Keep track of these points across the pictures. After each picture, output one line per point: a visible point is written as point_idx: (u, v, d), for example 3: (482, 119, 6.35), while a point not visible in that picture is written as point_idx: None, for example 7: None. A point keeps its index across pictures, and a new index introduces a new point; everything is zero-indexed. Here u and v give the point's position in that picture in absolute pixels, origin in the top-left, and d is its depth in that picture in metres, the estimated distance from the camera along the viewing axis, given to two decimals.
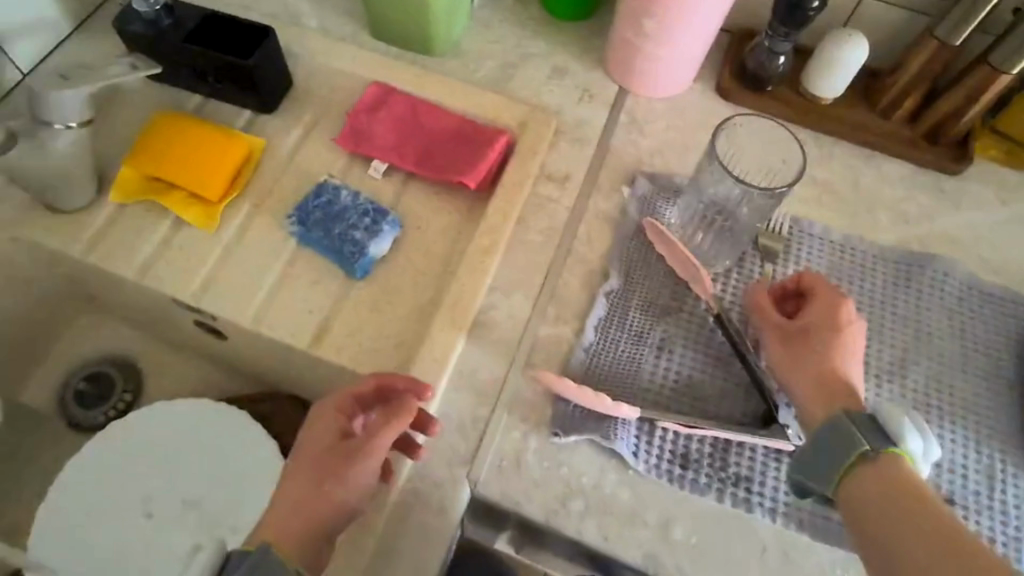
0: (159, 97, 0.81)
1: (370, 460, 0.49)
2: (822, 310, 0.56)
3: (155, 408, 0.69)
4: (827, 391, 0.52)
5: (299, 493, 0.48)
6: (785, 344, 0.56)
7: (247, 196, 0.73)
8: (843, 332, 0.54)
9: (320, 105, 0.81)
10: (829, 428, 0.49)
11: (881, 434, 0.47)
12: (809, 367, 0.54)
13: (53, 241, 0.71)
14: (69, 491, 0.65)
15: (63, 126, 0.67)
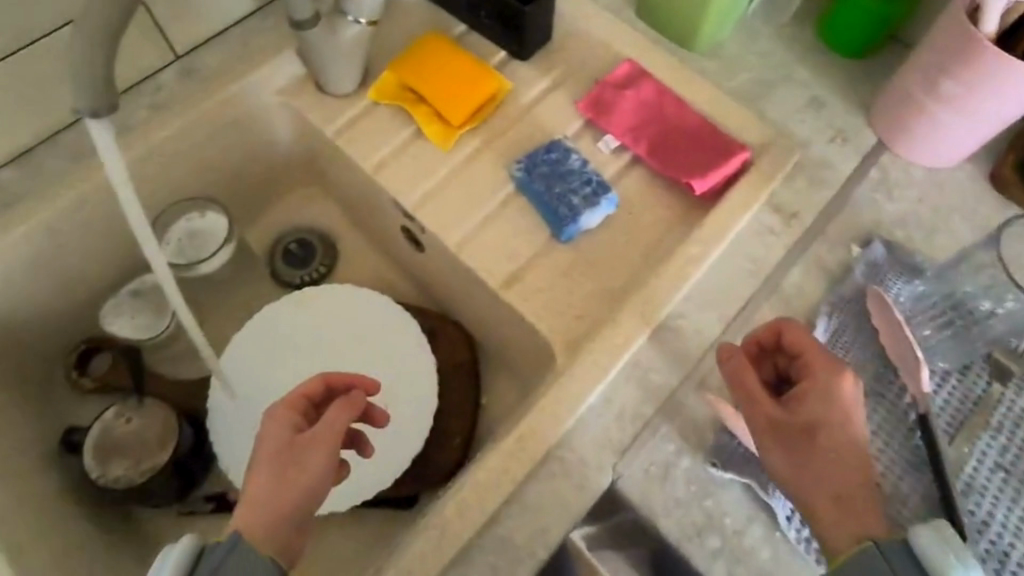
0: (430, 13, 0.85)
1: (316, 451, 0.51)
2: (817, 395, 0.50)
3: (343, 288, 0.77)
4: (848, 507, 0.47)
5: (261, 490, 0.49)
6: (778, 432, 0.51)
7: (482, 129, 0.77)
8: (845, 431, 0.49)
9: (569, 67, 0.82)
10: (862, 569, 0.43)
11: (913, 569, 0.42)
12: (818, 472, 0.48)
13: (312, 116, 0.79)
14: (258, 332, 0.75)
15: (355, 21, 0.73)
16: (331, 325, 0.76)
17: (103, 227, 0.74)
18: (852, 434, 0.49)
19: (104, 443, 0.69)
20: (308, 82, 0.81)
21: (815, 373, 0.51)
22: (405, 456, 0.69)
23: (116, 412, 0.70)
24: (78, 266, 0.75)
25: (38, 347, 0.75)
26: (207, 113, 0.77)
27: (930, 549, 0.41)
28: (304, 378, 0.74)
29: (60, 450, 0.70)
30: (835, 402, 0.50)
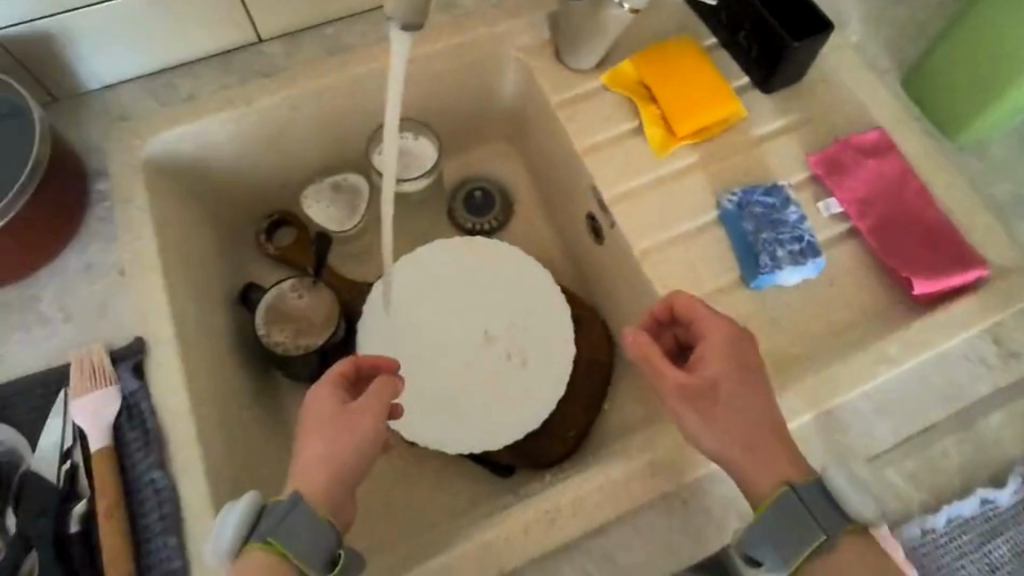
0: (684, 13, 0.81)
1: (359, 422, 0.53)
2: (720, 350, 0.52)
3: (509, 250, 0.80)
4: (747, 441, 0.49)
5: (317, 461, 0.51)
6: (709, 403, 0.50)
7: (702, 147, 0.74)
8: (743, 391, 0.51)
9: (813, 112, 0.75)
10: (782, 509, 0.46)
11: (829, 508, 0.46)
12: (726, 426, 0.50)
13: (542, 82, 0.80)
14: (424, 265, 0.80)
15: (620, 5, 0.70)
16: (488, 281, 0.79)
17: (333, 121, 0.80)
18: (744, 370, 0.51)
19: (275, 308, 0.77)
20: (549, 47, 0.81)
21: (703, 317, 0.53)
22: (519, 428, 0.73)
23: (293, 285, 0.77)
24: (299, 147, 0.82)
25: (242, 203, 0.84)
26: (454, 47, 0.79)
27: (838, 485, 0.47)
28: (448, 321, 0.78)
29: (237, 297, 0.79)
30: (723, 335, 0.52)
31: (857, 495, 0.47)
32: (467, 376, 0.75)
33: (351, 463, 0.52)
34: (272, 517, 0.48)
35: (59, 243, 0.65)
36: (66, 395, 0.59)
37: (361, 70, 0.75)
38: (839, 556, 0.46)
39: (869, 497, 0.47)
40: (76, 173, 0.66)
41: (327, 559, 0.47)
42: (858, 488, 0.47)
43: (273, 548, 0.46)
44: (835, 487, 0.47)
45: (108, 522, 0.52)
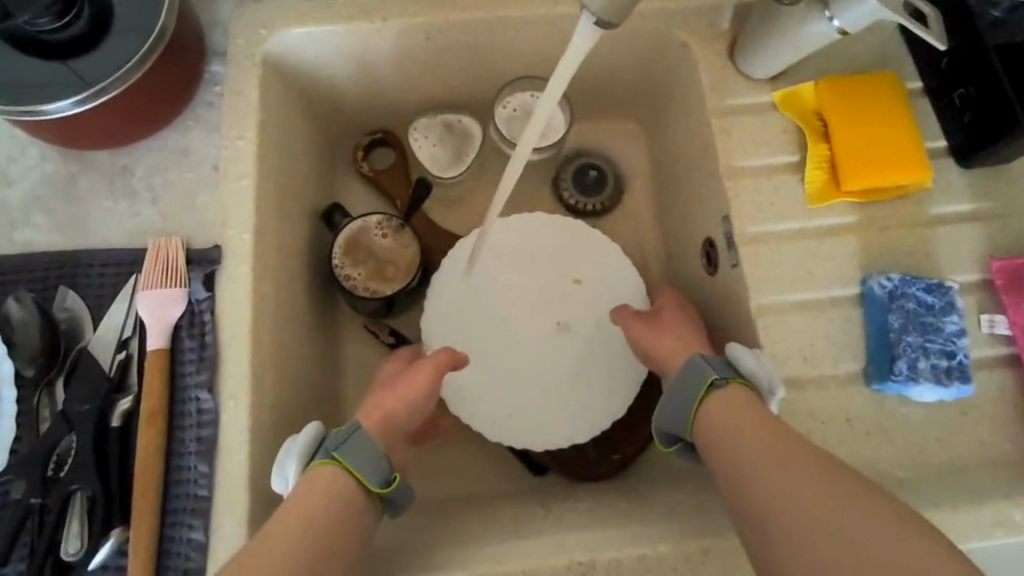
0: (894, 42, 0.68)
1: (419, 375, 0.59)
2: (670, 300, 0.67)
3: (612, 250, 0.74)
4: (677, 335, 0.63)
5: (379, 405, 0.57)
6: (652, 320, 0.66)
7: (867, 208, 0.63)
8: (680, 314, 0.65)
9: (1008, 206, 0.63)
10: (689, 368, 0.55)
11: (727, 367, 0.54)
12: (664, 328, 0.64)
13: (705, 78, 0.69)
14: (520, 236, 0.75)
15: (829, 20, 0.59)
16: (580, 273, 0.74)
17: (462, 57, 0.72)
18: (684, 309, 0.66)
19: (356, 241, 0.73)
20: (726, 40, 0.69)
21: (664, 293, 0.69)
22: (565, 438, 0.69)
23: (379, 222, 0.74)
24: (422, 76, 0.75)
25: (348, 117, 0.79)
26: None
27: (738, 353, 0.54)
28: (526, 302, 0.73)
29: (321, 215, 0.75)
30: (679, 302, 0.67)
31: (751, 358, 0.54)
32: (529, 366, 0.71)
33: (401, 413, 0.57)
34: (335, 438, 0.51)
35: (163, 120, 0.62)
36: (136, 281, 0.57)
37: (513, 14, 0.67)
38: (728, 396, 0.52)
39: (755, 362, 0.54)
40: (195, 51, 0.61)
41: (384, 478, 0.51)
42: (755, 358, 0.54)
43: (339, 463, 0.50)
44: (739, 356, 0.54)
45: (147, 430, 0.52)
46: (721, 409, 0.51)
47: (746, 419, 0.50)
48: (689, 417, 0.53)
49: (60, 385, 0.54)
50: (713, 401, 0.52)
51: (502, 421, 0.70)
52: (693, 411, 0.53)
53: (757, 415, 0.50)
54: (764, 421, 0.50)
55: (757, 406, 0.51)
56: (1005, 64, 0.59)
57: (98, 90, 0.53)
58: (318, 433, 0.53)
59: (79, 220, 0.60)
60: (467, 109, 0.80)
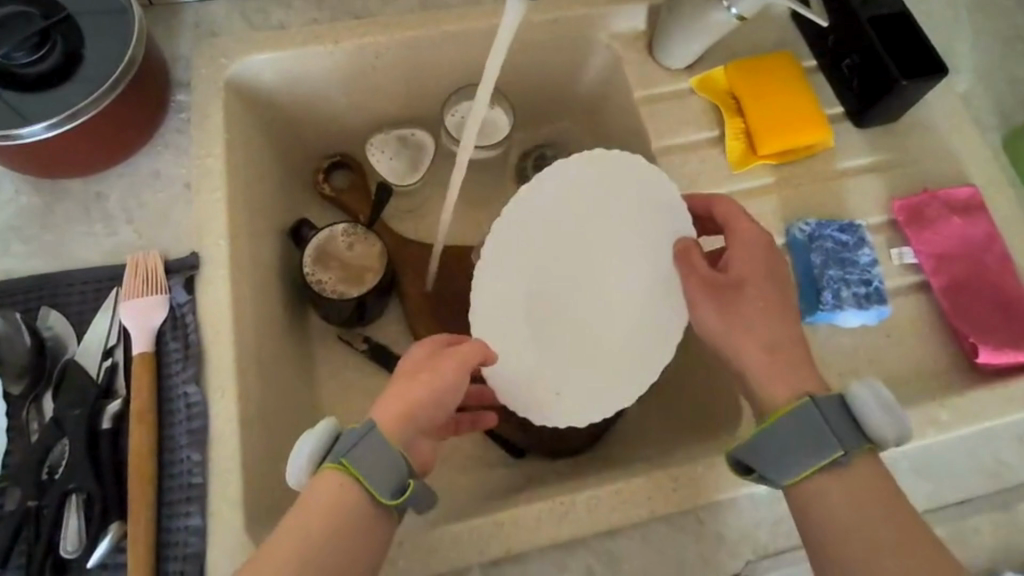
0: (787, 30, 0.78)
1: (446, 367, 0.50)
2: (756, 260, 0.54)
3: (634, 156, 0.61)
4: (770, 344, 0.51)
5: (396, 408, 0.48)
6: (732, 299, 0.53)
7: (782, 170, 0.71)
8: (769, 299, 0.53)
9: (902, 156, 0.72)
10: (806, 422, 0.47)
11: (847, 425, 0.47)
12: (745, 320, 0.52)
13: (629, 73, 0.77)
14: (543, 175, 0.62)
15: (727, 9, 0.67)
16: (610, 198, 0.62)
17: (411, 73, 0.79)
18: (774, 278, 0.54)
19: (324, 250, 0.77)
20: (644, 39, 0.78)
21: (738, 222, 0.57)
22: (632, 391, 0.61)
23: (345, 230, 0.78)
24: (376, 95, 0.81)
25: (310, 140, 0.84)
26: (550, 22, 0.76)
27: (860, 398, 0.48)
28: (555, 255, 0.62)
29: (288, 232, 0.79)
30: (768, 252, 0.55)
31: (872, 404, 0.48)
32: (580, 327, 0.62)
33: (429, 411, 0.49)
34: (348, 438, 0.46)
35: (135, 147, 0.66)
36: (117, 293, 0.60)
37: (454, 27, 0.74)
38: (843, 472, 0.47)
39: (890, 418, 0.47)
40: (162, 82, 0.66)
41: (398, 487, 0.45)
42: (883, 411, 0.47)
43: (347, 470, 0.45)
44: (862, 406, 0.47)
45: (138, 426, 0.54)
46: (837, 491, 0.46)
47: (866, 512, 0.45)
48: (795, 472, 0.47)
49: (48, 397, 0.56)
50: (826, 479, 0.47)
51: (559, 399, 0.60)
52: (806, 470, 0.47)
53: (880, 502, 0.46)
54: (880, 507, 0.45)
55: (880, 485, 0.46)
56: (877, 33, 0.69)
57: (70, 115, 0.57)
58: (333, 431, 0.47)
59: (57, 246, 0.63)
60: (419, 123, 0.86)
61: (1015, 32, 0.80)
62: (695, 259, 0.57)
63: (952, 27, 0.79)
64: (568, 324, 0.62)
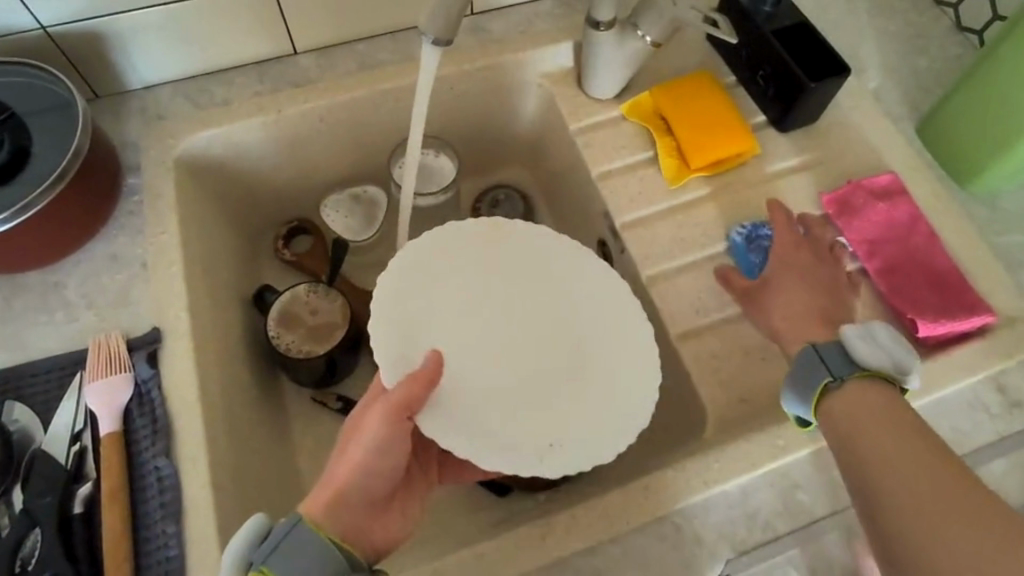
0: (704, 51, 0.84)
1: (370, 422, 0.51)
2: (784, 257, 0.63)
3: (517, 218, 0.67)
4: (790, 314, 0.59)
5: (330, 478, 0.50)
6: (759, 294, 0.63)
7: (716, 179, 0.75)
8: (796, 279, 0.61)
9: (825, 154, 0.77)
10: (804, 362, 0.52)
11: (841, 360, 0.51)
12: (772, 301, 0.61)
13: (563, 107, 0.81)
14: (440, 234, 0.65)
15: (642, 38, 0.72)
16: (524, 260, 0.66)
17: (355, 131, 0.82)
18: (801, 271, 0.62)
19: (287, 310, 0.78)
20: (573, 75, 0.82)
21: (782, 231, 0.65)
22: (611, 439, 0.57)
23: (307, 289, 0.79)
24: (325, 156, 0.84)
25: (267, 207, 0.87)
26: (482, 68, 0.81)
27: (852, 340, 0.52)
28: (480, 310, 0.63)
29: (253, 299, 0.80)
30: (804, 250, 0.63)
31: (861, 341, 0.52)
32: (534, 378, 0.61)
33: (360, 485, 0.50)
34: (270, 541, 0.45)
35: (90, 233, 0.68)
36: (81, 378, 0.61)
37: (390, 85, 0.77)
38: (852, 393, 0.49)
39: (890, 350, 0.51)
40: (112, 168, 0.68)
41: None
42: (889, 346, 0.52)
43: None
44: (852, 343, 0.51)
45: (110, 507, 0.54)
46: (843, 408, 0.49)
47: (873, 421, 0.47)
48: (808, 400, 0.51)
49: (17, 491, 0.55)
50: (834, 400, 0.50)
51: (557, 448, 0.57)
52: (810, 399, 0.51)
53: (888, 409, 0.48)
54: (892, 416, 0.47)
55: (884, 398, 0.48)
56: (783, 43, 0.73)
57: (21, 208, 0.59)
58: (263, 525, 0.46)
59: (18, 338, 0.64)
60: (371, 178, 0.89)
61: (915, 26, 0.86)
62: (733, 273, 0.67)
63: (855, 32, 0.85)
64: (513, 369, 0.61)
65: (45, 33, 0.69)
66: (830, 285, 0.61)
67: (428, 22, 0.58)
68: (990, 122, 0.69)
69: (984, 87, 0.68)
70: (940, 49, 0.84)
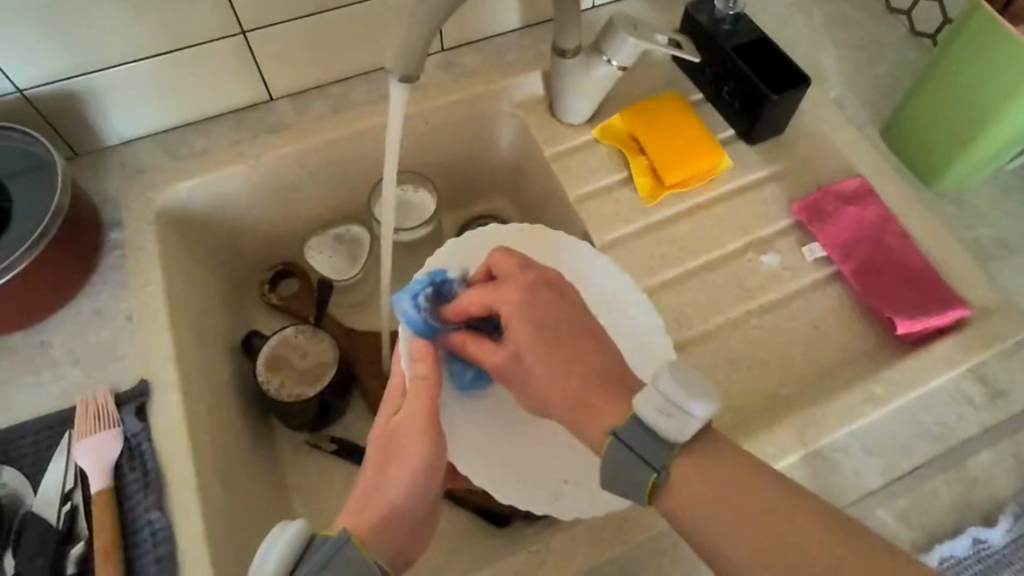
0: (670, 71, 0.86)
1: (405, 436, 0.50)
2: (521, 319, 0.50)
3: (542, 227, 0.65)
4: (567, 392, 0.48)
5: (373, 499, 0.49)
6: (514, 370, 0.50)
7: (690, 195, 0.77)
8: (545, 349, 0.48)
9: (793, 163, 0.79)
10: (617, 463, 0.45)
11: (650, 442, 0.44)
12: (542, 385, 0.49)
13: (536, 133, 0.83)
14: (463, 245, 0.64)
15: (608, 63, 0.74)
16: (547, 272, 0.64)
17: (332, 171, 0.83)
18: (547, 331, 0.49)
19: (277, 355, 0.78)
20: (543, 102, 0.84)
21: (503, 295, 0.51)
22: None
23: (295, 330, 0.80)
24: (305, 198, 0.85)
25: (251, 251, 0.87)
26: (453, 102, 0.82)
27: (645, 411, 0.44)
28: None
29: (241, 346, 0.81)
30: (528, 297, 0.50)
31: (659, 412, 0.43)
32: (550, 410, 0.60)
33: (407, 504, 0.49)
34: (321, 556, 0.41)
35: (73, 290, 0.68)
36: (71, 436, 0.60)
37: (364, 124, 0.79)
38: (685, 477, 0.44)
39: (677, 416, 0.43)
40: (93, 225, 0.68)
41: None
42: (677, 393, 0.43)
43: None
44: (649, 417, 0.43)
45: (105, 566, 0.54)
46: (680, 498, 0.44)
47: (727, 507, 0.43)
48: (640, 494, 0.45)
49: (9, 555, 0.55)
50: (664, 496, 0.44)
51: (569, 486, 0.56)
52: (642, 495, 0.45)
53: (717, 474, 0.44)
54: (726, 484, 0.43)
55: (716, 462, 0.44)
56: (743, 58, 0.76)
57: (1, 271, 0.59)
58: (304, 530, 0.42)
59: (6, 400, 0.64)
60: (352, 217, 0.91)
61: (871, 34, 0.89)
62: (476, 346, 0.52)
63: (814, 44, 0.88)
64: None
65: (21, 96, 0.70)
66: (588, 331, 0.50)
67: (394, 62, 0.60)
68: (949, 119, 0.71)
69: (937, 89, 0.70)
70: (897, 54, 0.87)
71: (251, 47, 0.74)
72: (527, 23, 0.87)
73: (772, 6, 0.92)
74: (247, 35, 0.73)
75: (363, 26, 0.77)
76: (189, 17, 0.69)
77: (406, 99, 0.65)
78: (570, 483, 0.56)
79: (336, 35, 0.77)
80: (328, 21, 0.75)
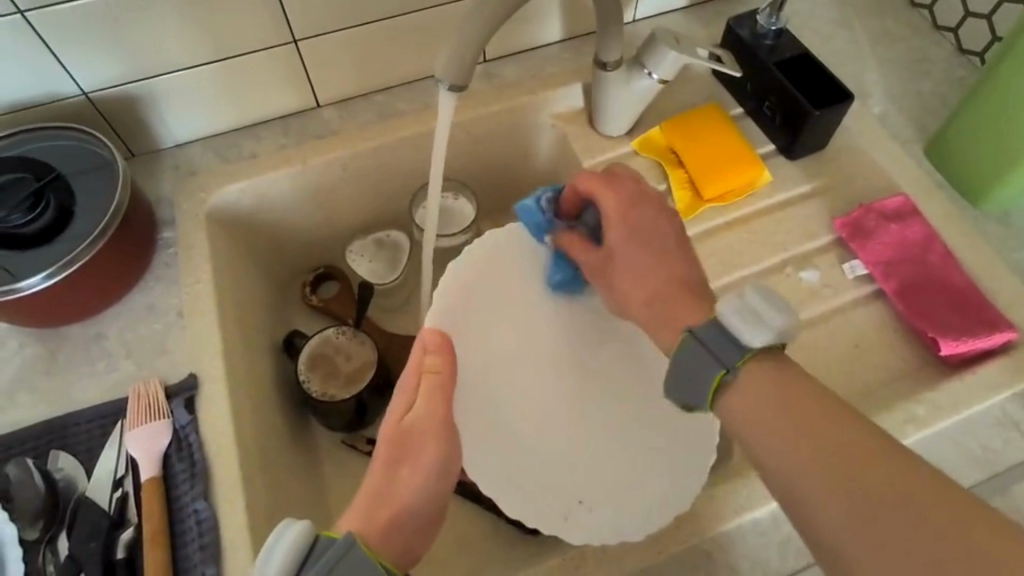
0: (709, 85, 0.86)
1: (417, 437, 0.51)
2: (619, 223, 0.57)
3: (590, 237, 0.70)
4: (676, 274, 0.54)
5: (386, 499, 0.48)
6: (605, 269, 0.58)
7: (729, 208, 0.77)
8: (655, 251, 0.55)
9: (835, 179, 0.78)
10: (690, 357, 0.48)
11: (724, 342, 0.47)
12: (633, 276, 0.56)
13: (574, 144, 0.84)
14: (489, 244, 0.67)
15: (648, 76, 0.74)
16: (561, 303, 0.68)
17: (375, 177, 0.85)
18: (640, 240, 0.56)
19: (317, 353, 0.80)
20: (583, 114, 0.85)
21: (606, 191, 0.58)
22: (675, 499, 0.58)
23: (336, 330, 0.81)
24: (347, 202, 0.87)
25: (293, 252, 0.90)
26: (495, 111, 0.84)
27: (726, 314, 0.47)
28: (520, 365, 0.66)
29: (281, 345, 0.83)
30: (630, 204, 0.58)
31: (740, 316, 0.47)
32: (560, 445, 0.64)
33: (420, 504, 0.49)
34: (320, 564, 0.41)
35: (128, 285, 0.71)
36: (123, 425, 0.63)
37: (407, 131, 0.81)
38: (744, 388, 0.46)
39: (755, 323, 0.46)
40: (149, 223, 0.72)
41: None
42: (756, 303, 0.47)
43: None
44: (730, 320, 0.47)
45: (152, 549, 0.57)
46: (739, 401, 0.46)
47: (790, 416, 0.44)
48: (705, 395, 0.48)
49: (62, 537, 0.58)
50: (729, 397, 0.46)
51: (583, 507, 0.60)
52: (707, 399, 0.47)
53: (789, 390, 0.45)
54: (797, 404, 0.44)
55: (780, 383, 0.45)
56: (786, 75, 0.76)
57: (63, 265, 0.62)
58: (310, 531, 0.43)
59: (62, 390, 0.67)
60: (391, 222, 0.93)
61: (917, 51, 0.88)
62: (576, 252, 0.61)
63: (857, 60, 0.88)
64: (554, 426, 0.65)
65: (86, 98, 0.73)
66: (680, 242, 0.56)
67: (444, 70, 0.62)
68: (996, 139, 0.70)
69: (984, 107, 0.69)
70: (943, 72, 0.86)
71: (301, 55, 0.77)
72: (568, 35, 0.88)
73: (815, 22, 0.91)
74: (298, 44, 0.76)
75: (409, 36, 0.79)
76: (245, 26, 0.72)
77: (453, 108, 0.67)
78: (586, 503, 0.60)
79: (383, 45, 0.79)
80: (377, 31, 0.77)
